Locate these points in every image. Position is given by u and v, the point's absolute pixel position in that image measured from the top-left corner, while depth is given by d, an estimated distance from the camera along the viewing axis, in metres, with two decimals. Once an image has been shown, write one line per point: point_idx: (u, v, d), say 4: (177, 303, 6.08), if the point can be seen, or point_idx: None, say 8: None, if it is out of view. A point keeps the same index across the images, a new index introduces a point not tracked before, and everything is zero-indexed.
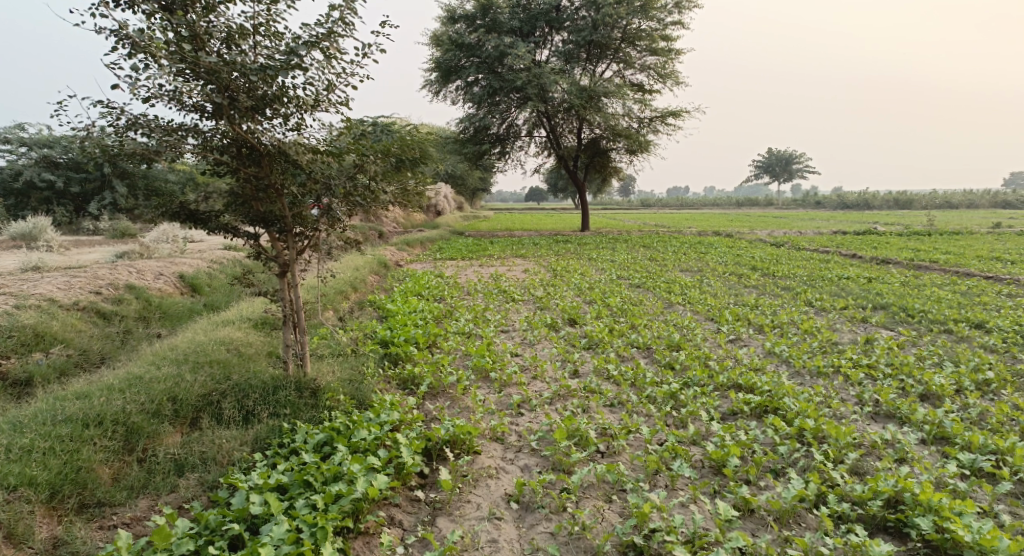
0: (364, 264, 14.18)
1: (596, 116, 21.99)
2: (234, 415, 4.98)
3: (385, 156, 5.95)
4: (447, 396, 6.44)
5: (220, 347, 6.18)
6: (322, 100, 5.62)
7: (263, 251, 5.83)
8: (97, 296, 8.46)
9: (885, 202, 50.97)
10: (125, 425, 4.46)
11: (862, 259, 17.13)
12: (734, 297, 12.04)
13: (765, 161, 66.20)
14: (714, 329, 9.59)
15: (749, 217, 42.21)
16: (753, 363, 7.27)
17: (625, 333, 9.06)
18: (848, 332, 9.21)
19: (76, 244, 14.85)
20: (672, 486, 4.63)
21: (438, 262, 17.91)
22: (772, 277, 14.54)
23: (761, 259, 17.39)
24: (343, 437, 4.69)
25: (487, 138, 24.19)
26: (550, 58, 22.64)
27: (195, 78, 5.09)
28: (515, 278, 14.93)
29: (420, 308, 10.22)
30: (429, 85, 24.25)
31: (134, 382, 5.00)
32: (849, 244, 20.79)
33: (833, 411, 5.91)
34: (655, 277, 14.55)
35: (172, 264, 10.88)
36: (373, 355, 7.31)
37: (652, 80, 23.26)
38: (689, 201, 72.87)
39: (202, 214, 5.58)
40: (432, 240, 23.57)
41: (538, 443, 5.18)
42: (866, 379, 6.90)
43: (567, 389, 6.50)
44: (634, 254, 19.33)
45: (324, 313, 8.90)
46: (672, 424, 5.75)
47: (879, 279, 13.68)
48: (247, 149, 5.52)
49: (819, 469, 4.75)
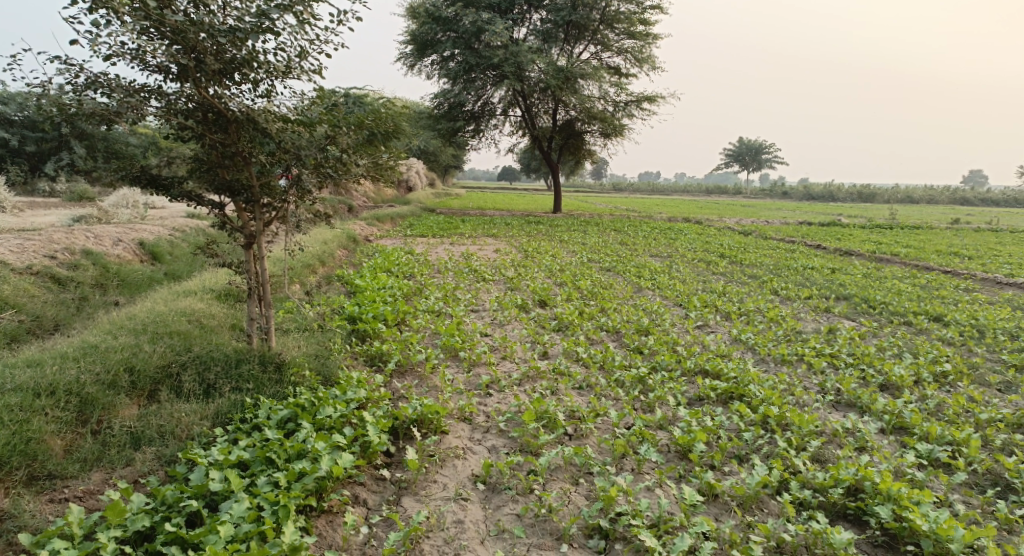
0: (334, 237, 13.94)
1: (573, 97, 21.87)
2: (194, 388, 4.83)
3: (358, 128, 5.79)
4: (415, 374, 6.37)
5: (180, 318, 5.99)
6: (293, 67, 5.41)
7: (228, 221, 5.64)
8: (52, 261, 8.13)
9: (850, 195, 52.01)
10: (79, 395, 4.28)
11: (827, 250, 17.46)
12: (702, 283, 12.17)
13: (736, 150, 66.90)
14: (682, 314, 9.67)
15: (718, 204, 42.69)
16: (720, 349, 7.35)
17: (594, 315, 9.08)
18: (812, 321, 9.39)
19: (31, 205, 14.26)
20: (638, 470, 4.65)
21: (409, 239, 17.71)
22: (740, 265, 14.73)
23: (729, 247, 17.60)
24: (308, 414, 4.60)
25: (461, 115, 23.88)
26: (527, 36, 22.37)
27: (159, 37, 4.83)
28: (486, 257, 14.85)
29: (389, 284, 10.09)
30: (404, 58, 23.79)
31: (89, 350, 4.81)
32: (814, 235, 21.16)
33: (797, 399, 6.01)
34: (625, 261, 14.62)
35: (132, 230, 10.52)
36: (341, 331, 7.19)
37: (629, 64, 23.18)
38: (661, 186, 73.35)
39: (164, 180, 5.37)
40: (403, 216, 23.29)
41: (505, 424, 5.16)
42: (829, 368, 7.03)
43: (536, 371, 6.48)
44: (605, 238, 19.39)
45: (291, 286, 8.71)
46: (639, 408, 5.78)
47: (843, 270, 13.97)
48: (213, 114, 5.30)
49: (782, 457, 4.83)
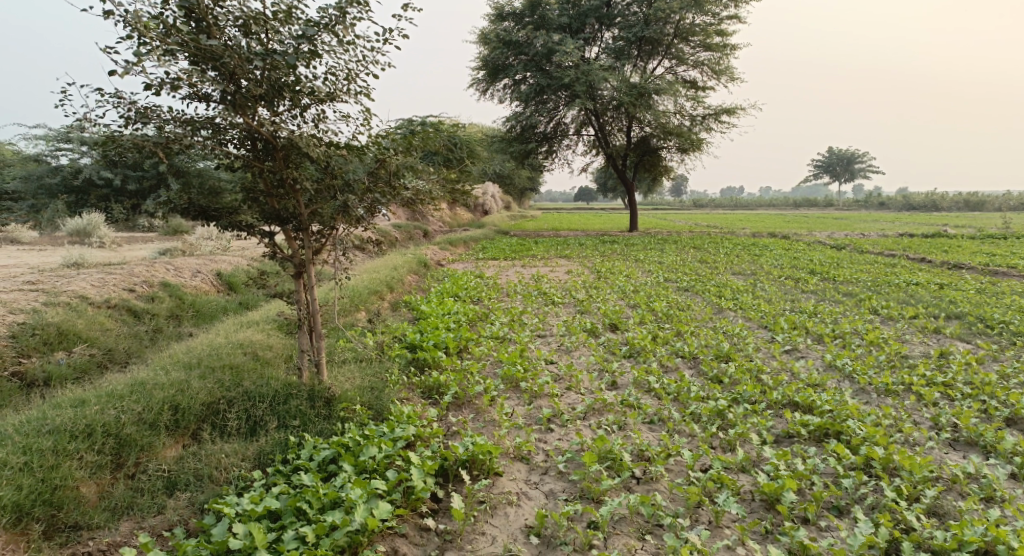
0: (404, 262, 13.92)
1: (647, 113, 21.26)
2: (238, 427, 4.69)
3: (408, 150, 5.57)
4: (472, 407, 6.00)
5: (236, 350, 5.89)
6: (340, 90, 5.25)
7: (278, 251, 5.50)
8: (130, 294, 8.34)
9: (955, 204, 48.28)
10: (117, 437, 4.23)
11: (932, 264, 15.95)
12: (790, 303, 11.24)
13: (824, 160, 63.65)
14: (768, 338, 8.88)
15: (807, 219, 40.58)
16: (812, 378, 6.58)
17: (669, 340, 8.45)
18: (919, 345, 8.37)
19: (128, 240, 15.06)
20: (716, 524, 4.06)
21: (481, 262, 17.55)
22: (833, 282, 13.62)
23: (820, 263, 16.39)
24: (351, 455, 4.31)
25: (533, 137, 23.72)
26: (599, 55, 22.02)
27: (203, 65, 4.78)
28: (557, 279, 14.42)
29: (455, 309, 9.83)
30: (476, 83, 23.93)
31: (138, 387, 4.76)
32: (917, 248, 19.48)
33: (905, 436, 5.21)
34: (705, 280, 13.83)
35: (211, 262, 10.78)
36: (399, 361, 6.94)
37: (706, 76, 22.34)
38: (743, 201, 70.82)
39: (214, 211, 5.27)
40: (476, 239, 23.24)
41: (566, 465, 4.68)
42: (943, 400, 6.13)
43: (603, 404, 5.96)
44: (683, 256, 18.59)
45: (354, 313, 8.58)
46: (717, 447, 5.16)
47: (952, 286, 12.62)
48: (262, 143, 5.20)
49: (891, 509, 4.10)
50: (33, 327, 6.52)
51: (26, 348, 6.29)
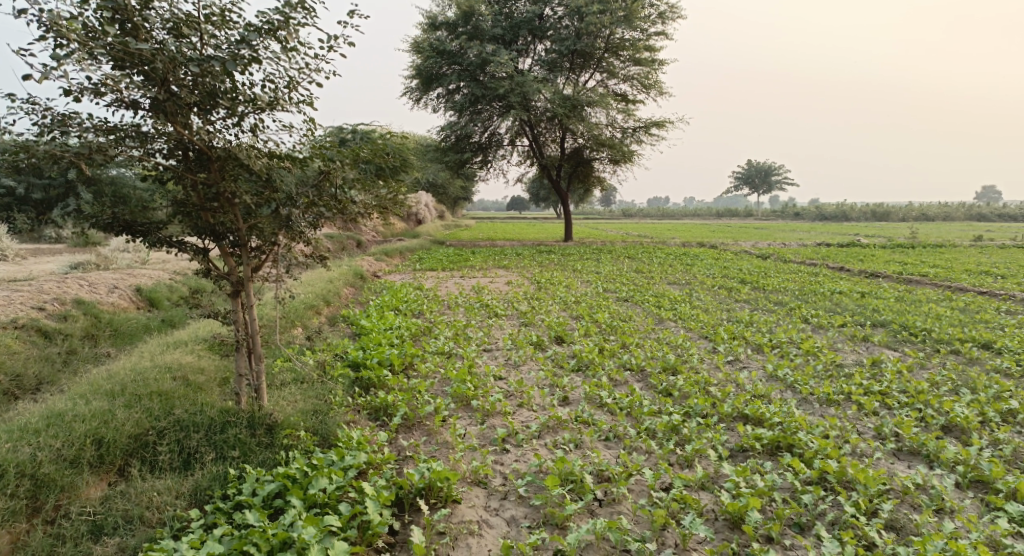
0: (340, 275, 13.44)
1: (581, 125, 21.52)
2: (170, 461, 4.28)
3: (354, 162, 5.32)
4: (423, 429, 5.76)
5: (164, 374, 5.43)
6: (281, 98, 4.94)
7: (213, 268, 5.10)
8: (40, 312, 7.64)
9: (863, 214, 51.33)
10: (33, 477, 3.79)
11: (851, 272, 16.75)
12: (726, 313, 11.50)
13: (745, 172, 66.35)
14: (710, 348, 9.02)
15: (730, 228, 42.01)
16: (758, 389, 6.69)
17: (615, 353, 8.44)
18: (851, 353, 8.68)
19: (35, 252, 13.91)
20: (683, 547, 4.01)
21: (418, 273, 17.20)
22: (763, 291, 14.06)
23: (749, 272, 16.93)
24: (299, 488, 4.02)
25: (469, 146, 23.59)
26: (533, 67, 22.13)
27: (129, 70, 4.39)
28: (497, 290, 14.27)
29: (396, 324, 9.52)
30: (410, 92, 23.61)
31: (56, 419, 4.29)
32: (836, 256, 20.46)
33: (853, 447, 5.34)
34: (642, 291, 14.01)
35: (130, 276, 10.05)
36: (342, 381, 6.60)
37: (636, 90, 22.83)
38: (671, 210, 72.99)
39: (141, 225, 4.85)
40: (412, 250, 22.84)
41: (526, 489, 4.54)
42: (881, 409, 6.33)
43: (557, 421, 5.84)
44: (619, 266, 18.86)
45: (291, 330, 8.15)
46: (675, 464, 5.12)
47: (872, 293, 13.25)
48: (194, 153, 4.82)
49: (851, 525, 4.20)
50: None
51: None
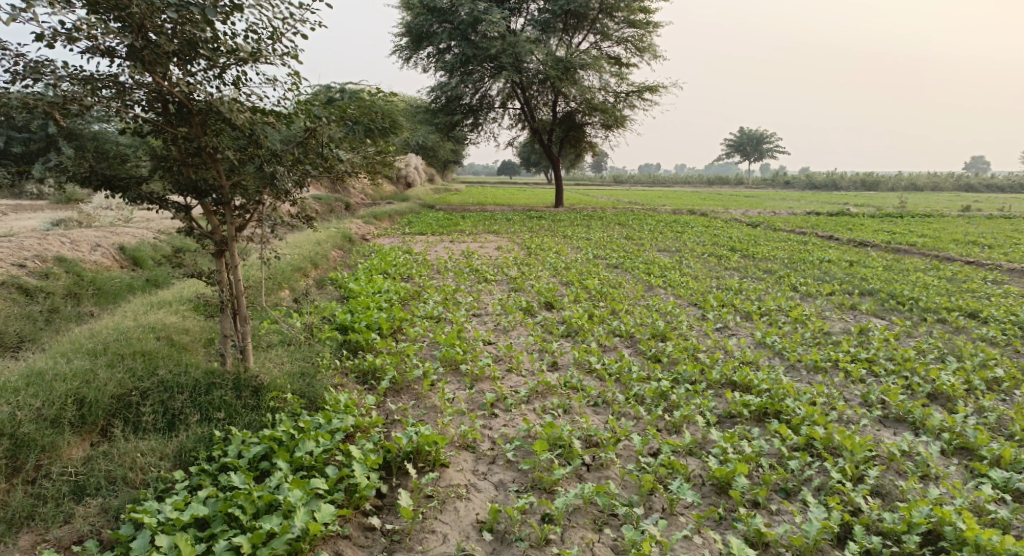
0: (328, 237, 13.28)
1: (573, 88, 21.17)
2: (155, 422, 4.21)
3: (342, 119, 5.15)
4: (412, 393, 5.73)
5: (147, 335, 5.33)
6: (265, 50, 4.76)
7: (196, 227, 4.96)
8: (21, 270, 7.47)
9: (853, 183, 51.35)
10: (12, 437, 3.70)
11: (840, 242, 16.77)
12: (716, 280, 11.50)
13: (737, 139, 65.97)
14: (699, 315, 9.02)
15: (721, 196, 41.91)
16: (746, 356, 6.70)
17: (605, 319, 8.42)
18: (839, 321, 8.71)
19: (16, 209, 13.61)
20: (671, 512, 4.02)
21: (407, 237, 17.05)
22: (753, 259, 14.06)
23: (739, 240, 16.91)
24: (285, 450, 3.98)
25: (459, 109, 23.20)
26: (525, 27, 21.66)
27: (104, 15, 4.18)
28: (487, 255, 14.17)
29: (385, 288, 9.44)
30: (399, 51, 23.07)
31: (36, 377, 4.19)
32: (825, 225, 20.47)
33: (839, 414, 5.38)
34: (632, 257, 13.97)
35: (113, 235, 9.86)
36: (330, 344, 6.54)
37: (630, 53, 22.44)
38: (661, 178, 72.68)
39: (120, 180, 4.68)
40: (402, 214, 22.61)
41: (515, 453, 4.53)
42: (868, 377, 6.37)
43: (546, 386, 5.83)
44: (610, 232, 18.78)
45: (278, 292, 8.05)
46: (663, 430, 5.13)
47: (861, 263, 13.29)
48: (174, 106, 4.64)
49: (837, 491, 4.23)
50: None
51: None
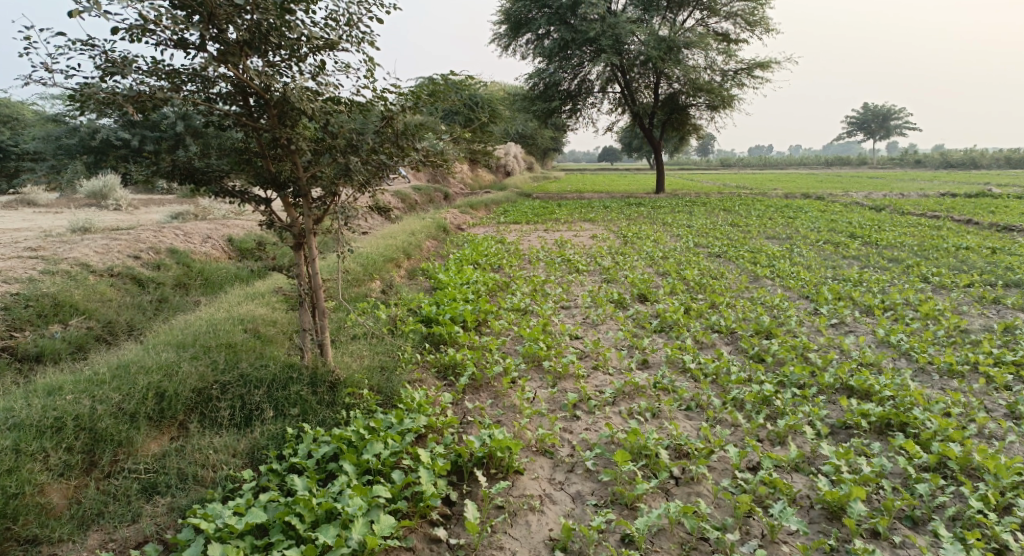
0: (422, 228, 13.32)
1: (676, 69, 20.14)
2: (231, 417, 4.23)
3: (417, 106, 4.94)
4: (491, 391, 5.50)
5: (235, 326, 5.39)
6: (340, 37, 4.59)
7: (276, 221, 4.88)
8: (136, 261, 7.88)
9: (995, 161, 46.22)
10: (92, 431, 3.82)
11: (980, 226, 14.93)
12: (831, 271, 10.48)
13: (860, 116, 61.08)
14: (811, 310, 8.19)
15: (839, 179, 38.90)
16: (865, 357, 5.93)
17: (703, 313, 7.83)
18: (979, 317, 7.62)
19: (145, 203, 14.65)
20: (771, 539, 3.55)
21: (502, 227, 16.93)
22: (876, 246, 12.75)
23: (860, 226, 15.47)
24: (353, 452, 3.87)
25: (557, 95, 22.73)
26: (626, 7, 20.85)
27: (182, 8, 4.09)
28: (581, 245, 13.75)
29: (473, 278, 9.28)
30: (499, 39, 22.93)
31: (124, 370, 4.33)
32: (962, 208, 18.35)
33: (980, 428, 4.61)
34: (738, 246, 13.08)
35: (223, 227, 10.32)
36: (413, 337, 6.42)
37: (739, 28, 21.07)
38: (772, 161, 68.71)
39: (203, 173, 4.62)
40: (498, 203, 22.55)
41: (594, 462, 4.20)
42: (1015, 383, 5.46)
43: (634, 387, 5.41)
44: (713, 219, 17.78)
45: (367, 284, 8.06)
46: (766, 441, 4.58)
47: (1007, 250, 11.70)
48: (254, 98, 4.56)
49: (977, 524, 3.57)
50: (27, 298, 6.05)
51: (19, 321, 5.81)
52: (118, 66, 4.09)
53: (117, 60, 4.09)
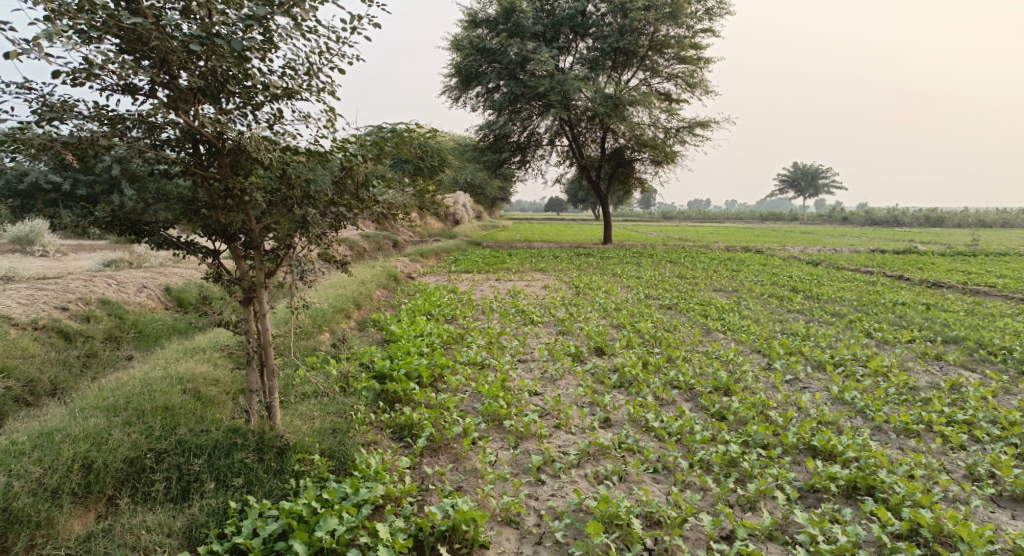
0: (372, 276, 13.00)
1: (622, 125, 20.71)
2: (166, 491, 3.85)
3: (379, 157, 4.79)
4: (450, 454, 5.21)
5: (173, 387, 4.97)
6: (300, 86, 4.43)
7: (223, 274, 4.58)
8: (63, 312, 7.31)
9: (915, 219, 49.22)
10: (6, 512, 3.40)
11: (911, 282, 15.65)
12: (779, 325, 10.69)
13: (791, 175, 64.35)
14: (765, 365, 8.26)
15: (774, 233, 40.51)
16: (824, 415, 5.93)
17: (661, 367, 7.77)
18: (924, 373, 7.82)
19: (76, 249, 13.84)
20: None
21: (453, 276, 16.76)
22: (818, 301, 13.14)
23: (800, 279, 15.99)
24: (304, 529, 3.57)
25: (507, 146, 23.03)
26: (574, 65, 21.46)
27: (131, 53, 3.86)
28: (534, 295, 13.67)
29: (427, 330, 9.01)
30: (449, 90, 23.17)
31: (46, 438, 3.91)
32: (892, 264, 19.26)
33: (942, 490, 4.65)
34: (687, 298, 13.26)
35: (160, 276, 9.77)
36: (366, 395, 6.10)
37: (681, 89, 21.95)
38: (712, 214, 71.29)
39: (146, 224, 4.33)
40: (448, 251, 22.41)
41: (564, 534, 4.00)
42: (969, 443, 5.55)
43: (598, 448, 5.23)
44: (661, 270, 18.09)
45: (317, 336, 7.70)
46: (736, 506, 4.49)
47: (939, 305, 12.24)
48: (205, 145, 4.33)
49: None
50: None
51: None
52: (57, 111, 3.80)
53: (57, 104, 3.81)
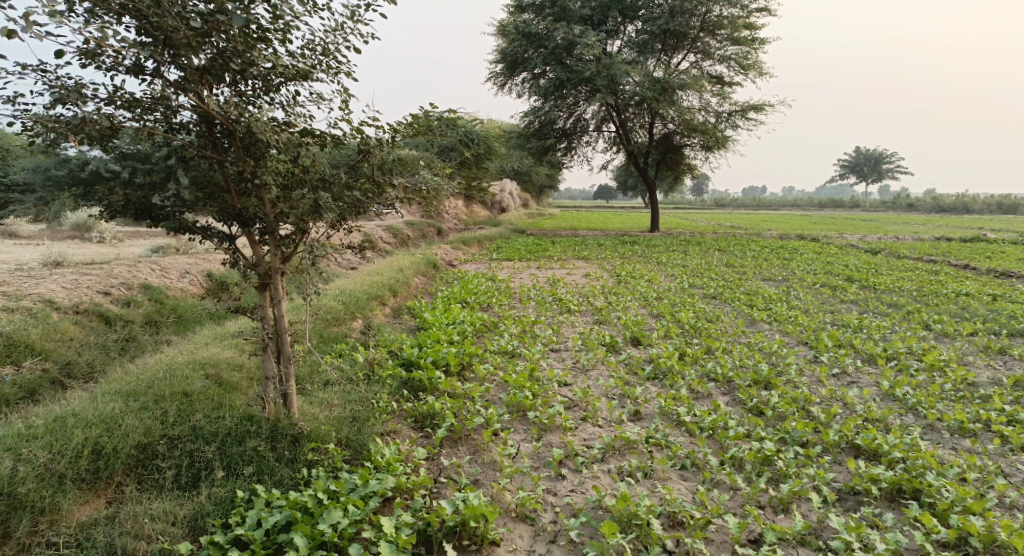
0: (411, 263, 12.97)
1: (670, 110, 20.10)
2: (174, 478, 3.86)
3: (396, 139, 4.63)
4: (470, 445, 5.07)
5: (195, 372, 4.99)
6: (314, 66, 4.32)
7: (237, 259, 4.54)
8: (105, 297, 7.48)
9: (987, 206, 46.50)
10: (11, 496, 3.46)
11: (978, 272, 14.70)
12: (830, 315, 10.15)
13: (851, 160, 61.71)
14: (811, 357, 7.82)
15: (832, 221, 38.92)
16: (871, 413, 5.53)
17: (699, 358, 7.45)
18: (987, 369, 7.27)
19: (129, 236, 14.27)
20: None
21: (494, 263, 16.64)
22: (875, 291, 12.45)
23: (856, 269, 15.22)
24: (307, 521, 3.50)
25: (552, 133, 22.71)
26: (622, 49, 20.92)
27: (139, 34, 3.81)
28: (574, 283, 13.40)
29: (460, 318, 8.89)
30: (495, 77, 22.95)
31: (60, 422, 3.97)
32: (959, 253, 18.14)
33: (1000, 497, 4.26)
34: (733, 287, 12.77)
35: (203, 262, 9.94)
36: (391, 383, 6.00)
37: (733, 71, 21.16)
38: (766, 201, 69.08)
39: (160, 208, 4.32)
40: (491, 239, 22.31)
41: (578, 533, 3.82)
42: None
43: (624, 442, 4.99)
44: (708, 259, 17.54)
45: (347, 323, 7.67)
46: (768, 507, 4.21)
47: (1008, 297, 11.42)
48: (219, 127, 4.26)
49: None
50: None
51: None
52: (66, 92, 3.78)
53: (65, 86, 3.80)
